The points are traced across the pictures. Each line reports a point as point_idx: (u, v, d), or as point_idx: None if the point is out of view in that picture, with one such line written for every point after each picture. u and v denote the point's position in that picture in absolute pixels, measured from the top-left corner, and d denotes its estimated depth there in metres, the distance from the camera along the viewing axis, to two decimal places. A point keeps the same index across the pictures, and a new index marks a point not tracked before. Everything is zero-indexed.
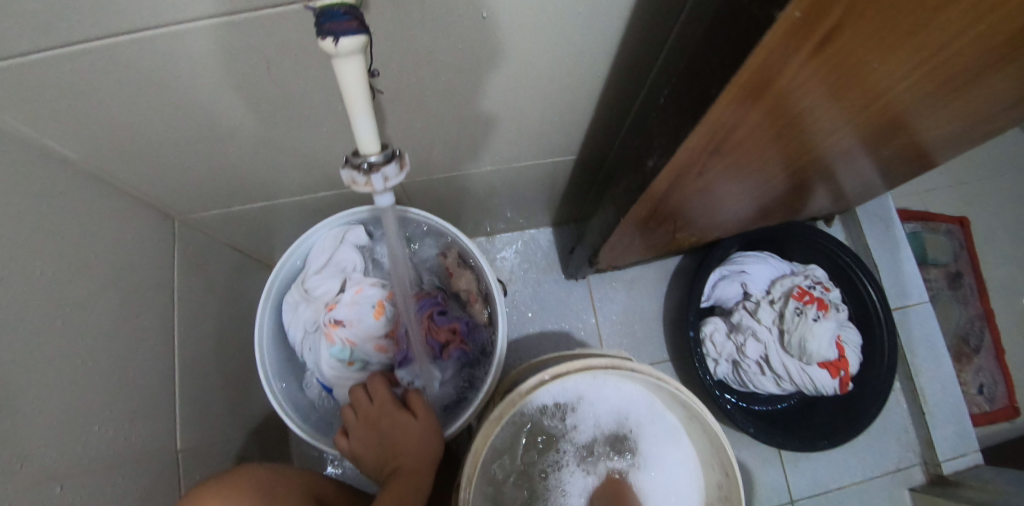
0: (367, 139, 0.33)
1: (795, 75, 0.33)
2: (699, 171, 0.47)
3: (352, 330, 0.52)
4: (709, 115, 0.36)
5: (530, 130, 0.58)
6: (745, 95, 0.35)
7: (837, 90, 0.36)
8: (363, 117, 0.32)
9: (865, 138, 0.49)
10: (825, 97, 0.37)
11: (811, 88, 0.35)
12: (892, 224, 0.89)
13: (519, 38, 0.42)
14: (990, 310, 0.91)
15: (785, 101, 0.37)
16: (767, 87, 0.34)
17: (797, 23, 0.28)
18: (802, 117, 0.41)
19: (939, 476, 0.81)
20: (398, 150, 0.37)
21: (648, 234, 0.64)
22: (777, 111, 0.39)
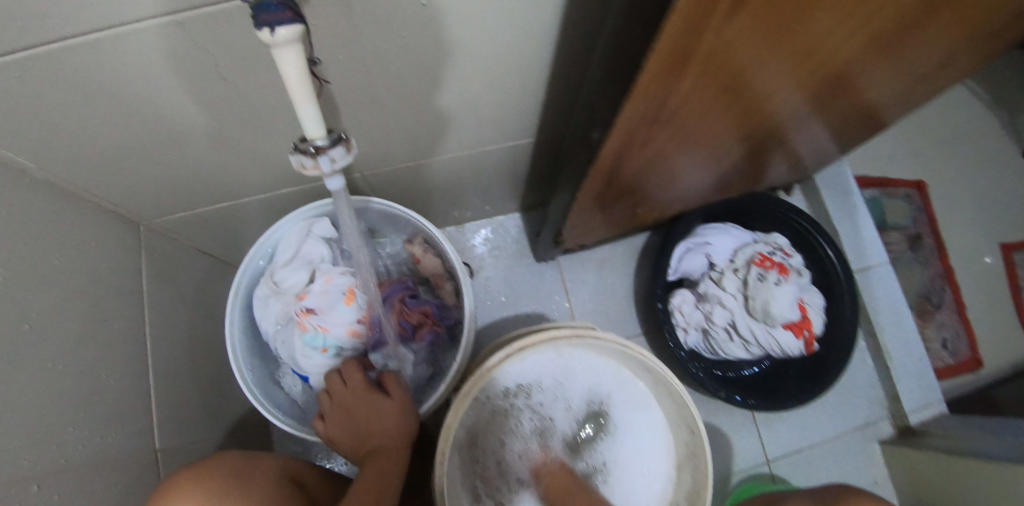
0: (312, 125, 0.34)
1: (719, 41, 0.33)
2: (644, 142, 0.48)
3: (323, 318, 0.54)
4: (640, 85, 0.36)
5: (475, 118, 0.59)
6: (673, 65, 0.35)
7: (765, 52, 0.37)
8: (307, 105, 0.33)
9: (812, 90, 0.49)
10: (755, 59, 0.38)
11: (738, 49, 0.35)
12: (851, 192, 0.96)
13: (451, 32, 0.44)
14: (950, 270, 1.09)
15: (716, 67, 0.38)
16: (695, 55, 0.35)
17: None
18: (738, 78, 0.41)
19: (907, 428, 0.88)
20: (345, 133, 0.38)
21: (607, 208, 0.66)
22: (712, 77, 0.39)
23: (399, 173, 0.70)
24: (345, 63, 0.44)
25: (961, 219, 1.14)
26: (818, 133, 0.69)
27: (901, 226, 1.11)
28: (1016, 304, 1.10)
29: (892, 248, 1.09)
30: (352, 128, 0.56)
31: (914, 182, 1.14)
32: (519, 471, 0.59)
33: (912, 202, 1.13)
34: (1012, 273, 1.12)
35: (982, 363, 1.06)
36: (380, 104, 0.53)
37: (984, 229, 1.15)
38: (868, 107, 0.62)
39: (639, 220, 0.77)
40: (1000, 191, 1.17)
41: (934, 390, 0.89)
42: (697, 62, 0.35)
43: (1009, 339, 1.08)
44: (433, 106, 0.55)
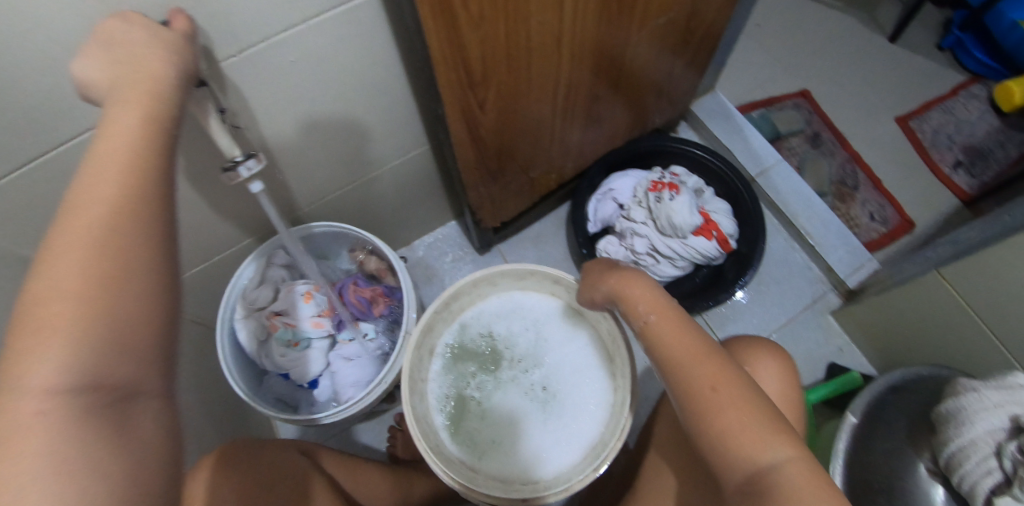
0: (227, 147, 0.48)
1: (470, 15, 0.48)
2: (482, 108, 0.61)
3: (289, 317, 0.69)
4: (434, 59, 0.50)
5: (375, 141, 0.75)
6: (451, 41, 0.49)
7: (515, 12, 0.51)
8: (221, 134, 0.48)
9: (597, 29, 0.64)
10: (515, 20, 0.52)
11: (494, 17, 0.50)
12: (729, 113, 1.11)
13: (325, 79, 0.59)
14: (855, 154, 1.21)
15: (486, 34, 0.51)
16: (460, 27, 0.48)
17: None
18: (519, 37, 0.55)
19: (849, 292, 0.95)
20: (256, 152, 0.51)
21: (501, 178, 0.79)
22: (493, 43, 0.53)
23: (332, 206, 0.84)
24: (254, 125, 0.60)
25: (848, 112, 1.28)
26: (651, 63, 0.84)
27: (797, 131, 1.24)
28: (926, 165, 1.20)
29: (795, 151, 1.22)
30: (282, 175, 0.71)
31: (798, 92, 1.28)
32: (485, 413, 0.68)
33: (801, 109, 1.26)
34: (912, 139, 1.23)
35: (914, 222, 1.14)
36: (299, 151, 0.68)
37: (874, 112, 1.27)
38: (671, 28, 0.77)
39: (543, 184, 0.91)
40: (876, 78, 1.31)
41: (863, 251, 0.96)
42: (466, 31, 0.49)
43: (932, 196, 1.17)
44: (337, 141, 0.70)
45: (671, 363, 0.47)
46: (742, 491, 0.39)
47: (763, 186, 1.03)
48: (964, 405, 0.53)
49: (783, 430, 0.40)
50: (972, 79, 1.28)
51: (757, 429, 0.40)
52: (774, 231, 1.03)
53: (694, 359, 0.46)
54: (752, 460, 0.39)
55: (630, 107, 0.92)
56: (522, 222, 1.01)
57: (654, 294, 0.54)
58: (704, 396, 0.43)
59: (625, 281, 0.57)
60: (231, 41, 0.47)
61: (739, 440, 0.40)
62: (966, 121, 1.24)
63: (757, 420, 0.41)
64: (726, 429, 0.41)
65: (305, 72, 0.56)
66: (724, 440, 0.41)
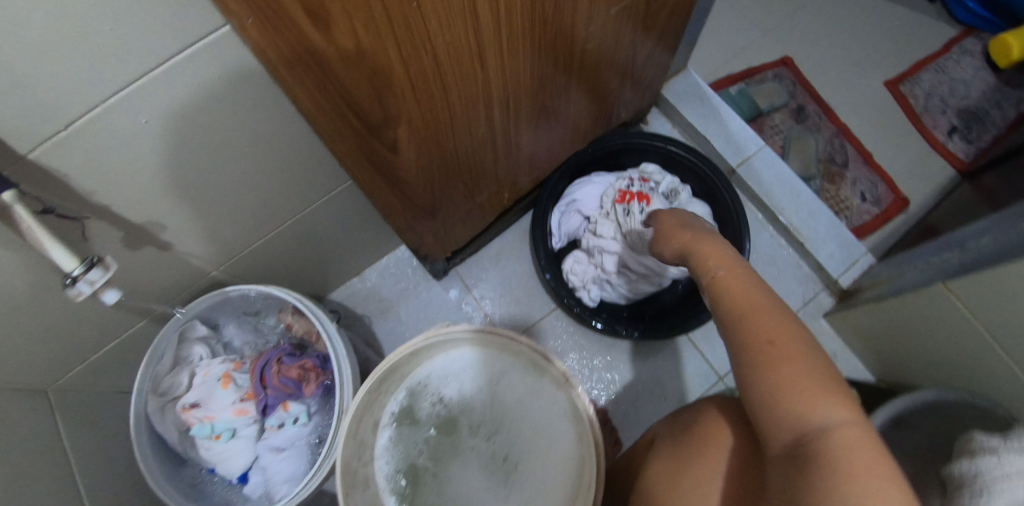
0: (64, 260, 0.39)
1: (343, 54, 0.36)
2: (395, 149, 0.50)
3: (206, 408, 0.59)
4: (305, 110, 0.39)
5: (284, 184, 0.63)
6: (324, 86, 0.38)
7: (408, 38, 0.39)
8: (53, 246, 0.38)
9: (530, 35, 0.52)
10: (410, 45, 0.40)
11: (378, 50, 0.38)
12: (704, 95, 0.99)
13: (195, 132, 0.47)
14: (843, 127, 1.10)
15: (372, 69, 0.39)
16: (330, 66, 0.36)
17: (266, 27, 0.31)
18: (423, 65, 0.43)
19: (843, 292, 0.86)
20: (102, 256, 0.43)
21: (441, 211, 0.68)
22: (390, 79, 0.42)
23: (252, 257, 0.73)
24: (116, 195, 0.49)
25: (834, 78, 1.16)
26: (606, 53, 0.71)
27: (779, 106, 1.12)
28: (919, 133, 1.10)
29: (778, 129, 1.11)
30: (175, 238, 0.60)
31: (779, 60, 1.16)
32: (438, 493, 0.60)
33: (783, 79, 1.14)
34: (904, 105, 1.12)
35: (908, 199, 1.05)
36: (192, 210, 0.57)
37: (861, 77, 1.16)
38: (624, 16, 0.65)
39: (496, 203, 0.80)
40: (862, 37, 1.19)
41: (856, 245, 0.87)
42: (341, 71, 0.37)
43: (927, 167, 1.08)
44: (235, 193, 0.59)
45: (729, 312, 0.40)
46: (788, 455, 0.32)
47: (745, 178, 0.93)
48: (980, 469, 0.46)
49: (846, 395, 0.33)
50: (966, 32, 1.16)
51: (813, 385, 0.33)
52: (758, 227, 0.93)
53: (751, 308, 0.39)
54: (813, 423, 0.32)
55: (587, 104, 0.80)
56: (480, 242, 0.91)
57: (724, 250, 0.46)
58: (760, 349, 0.36)
59: (695, 238, 0.50)
60: (35, 120, 0.36)
61: (784, 394, 0.34)
62: (960, 80, 1.13)
63: (815, 379, 0.34)
64: (773, 382, 0.34)
65: (165, 131, 0.45)
66: (771, 393, 0.34)
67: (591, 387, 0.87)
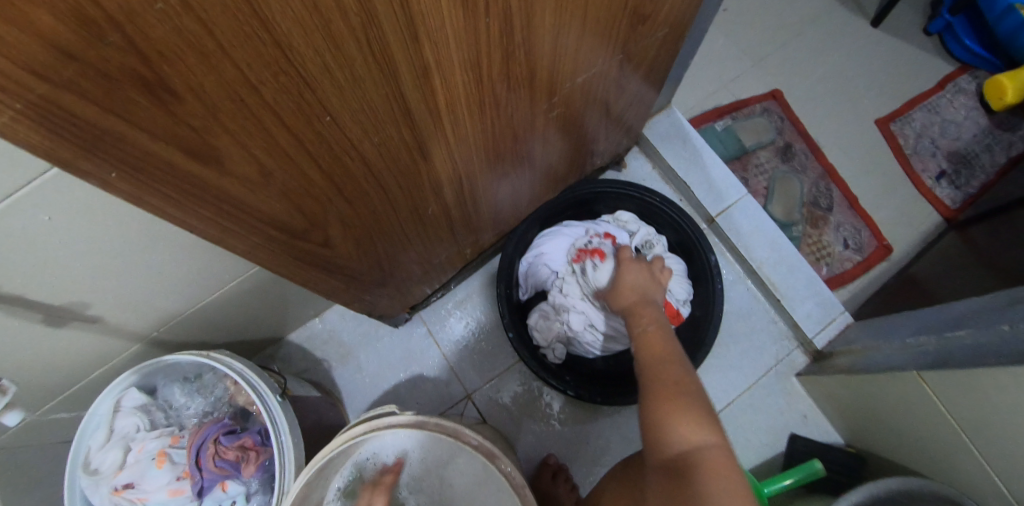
0: None
1: (245, 182, 0.33)
2: (329, 245, 0.47)
3: (139, 489, 0.57)
4: (208, 232, 0.36)
5: (227, 250, 0.59)
6: (229, 210, 0.35)
7: (329, 155, 0.36)
8: None
9: (482, 122, 0.49)
10: (332, 161, 0.37)
11: (291, 172, 0.35)
12: (687, 136, 0.94)
13: (107, 215, 0.43)
14: (830, 168, 1.06)
15: (288, 187, 0.36)
16: (232, 194, 0.33)
17: (139, 176, 0.27)
18: (352, 173, 0.40)
19: (817, 353, 0.84)
20: None
21: (394, 279, 0.65)
22: (313, 191, 0.38)
23: (197, 315, 0.69)
24: (30, 281, 0.45)
25: (824, 114, 1.12)
26: (576, 112, 0.68)
27: (765, 143, 1.08)
28: (906, 176, 1.07)
29: (763, 167, 1.07)
30: (107, 309, 0.56)
31: (767, 94, 1.12)
32: None
33: (771, 114, 1.10)
34: (893, 146, 1.09)
35: (891, 246, 1.02)
36: (123, 282, 0.54)
37: (851, 114, 1.12)
38: (597, 77, 0.61)
39: (459, 258, 0.76)
40: (854, 71, 1.15)
41: (834, 303, 0.85)
42: (248, 196, 0.34)
43: (913, 213, 1.05)
44: (171, 261, 0.56)
45: (646, 361, 0.55)
46: (670, 466, 0.46)
47: (723, 228, 0.89)
48: None
49: (711, 419, 0.47)
50: (961, 70, 1.13)
51: (688, 409, 0.48)
52: (735, 279, 0.90)
53: (657, 362, 0.54)
54: (685, 440, 0.46)
55: (558, 158, 0.76)
56: (445, 289, 0.87)
57: (654, 313, 0.62)
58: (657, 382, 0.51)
59: (640, 301, 0.64)
60: None
61: (666, 420, 0.47)
62: (952, 120, 1.10)
63: (689, 408, 0.48)
64: (658, 414, 0.48)
65: (73, 221, 0.41)
66: (661, 424, 0.48)
67: (555, 443, 0.85)
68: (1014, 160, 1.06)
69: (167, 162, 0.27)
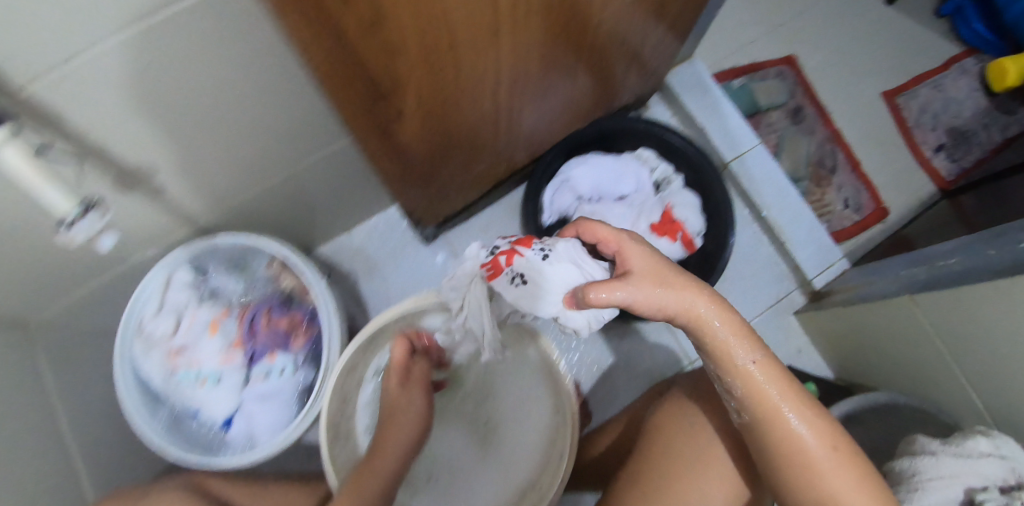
0: (58, 202, 0.38)
1: (370, 39, 0.36)
2: (401, 115, 0.50)
3: (194, 351, 0.63)
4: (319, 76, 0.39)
5: (283, 138, 0.62)
6: (345, 64, 0.38)
7: (434, 21, 0.39)
8: (48, 187, 0.38)
9: (548, 15, 0.51)
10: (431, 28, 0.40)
11: (403, 31, 0.38)
12: (707, 87, 0.99)
13: (200, 84, 0.46)
14: (836, 132, 1.12)
15: (392, 49, 0.39)
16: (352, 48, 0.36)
17: (306, 22, 0.30)
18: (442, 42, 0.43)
19: (815, 292, 0.91)
20: (97, 199, 0.43)
21: (438, 179, 0.69)
22: (408, 53, 0.41)
23: (243, 206, 0.72)
24: (116, 140, 0.48)
25: (835, 82, 1.17)
26: (618, 37, 0.70)
27: (778, 104, 1.13)
28: (907, 146, 1.14)
29: (774, 127, 1.13)
30: (169, 184, 0.59)
31: (782, 59, 1.16)
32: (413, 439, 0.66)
33: (785, 78, 1.15)
34: (898, 118, 1.15)
35: (888, 209, 1.09)
36: (190, 157, 0.57)
37: (860, 84, 1.17)
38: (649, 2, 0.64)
39: (491, 175, 0.80)
40: (867, 43, 1.20)
41: (832, 249, 0.91)
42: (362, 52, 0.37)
43: (909, 181, 1.12)
44: (234, 141, 0.58)
45: (763, 415, 0.51)
46: None
47: (736, 175, 0.95)
48: (918, 469, 0.52)
49: (860, 465, 0.48)
50: (967, 52, 1.19)
51: (846, 478, 0.47)
52: (743, 222, 0.96)
53: (796, 408, 0.50)
54: None
55: (591, 86, 0.80)
56: (471, 212, 0.91)
57: (745, 330, 0.52)
58: (817, 455, 0.49)
59: (725, 312, 0.52)
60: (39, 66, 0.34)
61: (830, 501, 0.48)
62: (955, 99, 1.16)
63: (847, 475, 0.48)
64: (826, 491, 0.48)
65: (170, 83, 0.43)
66: (824, 500, 0.48)
67: None
68: (1009, 140, 1.13)
69: (332, 16, 0.30)
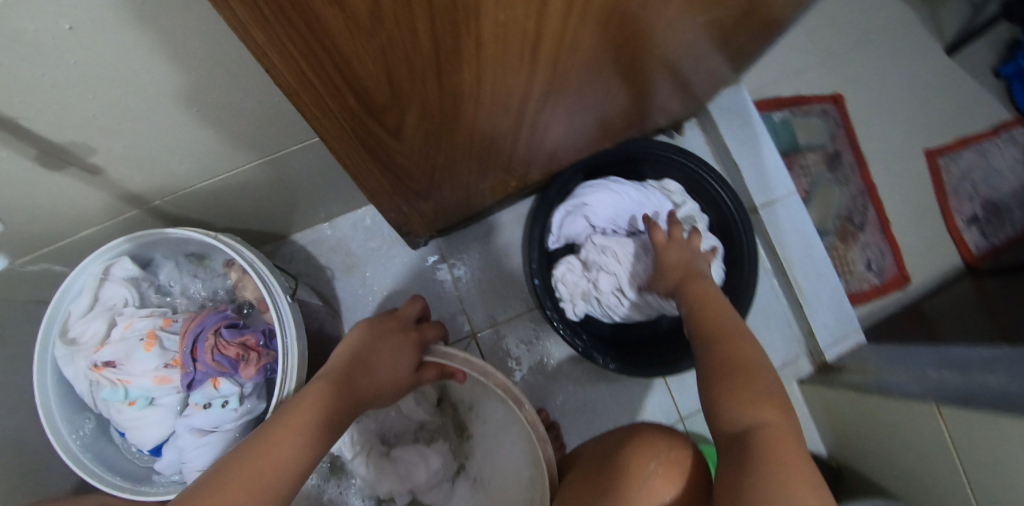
0: None
1: (356, 37, 0.26)
2: (399, 134, 0.40)
3: (122, 369, 0.51)
4: (287, 88, 0.29)
5: (259, 120, 0.51)
6: (321, 70, 0.28)
7: (451, 23, 0.29)
8: None
9: (595, 34, 0.41)
10: (448, 29, 0.29)
11: (406, 33, 0.28)
12: (749, 119, 0.89)
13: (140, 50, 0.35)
14: (871, 185, 1.04)
15: (389, 49, 0.28)
16: (331, 40, 0.25)
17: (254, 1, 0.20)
18: (459, 52, 0.33)
19: (824, 363, 0.84)
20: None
21: (435, 195, 0.59)
22: (412, 63, 0.31)
23: (208, 189, 0.62)
24: (30, 107, 0.37)
25: (878, 130, 1.09)
26: (674, 59, 0.59)
27: (816, 146, 1.05)
28: (940, 212, 1.06)
29: (807, 170, 1.04)
30: (109, 164, 0.48)
31: (829, 96, 1.07)
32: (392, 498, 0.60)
33: (828, 118, 1.06)
34: (936, 180, 1.07)
35: (909, 277, 1.02)
36: (134, 136, 0.46)
37: (905, 137, 1.09)
38: (721, 24, 0.53)
39: (498, 191, 0.70)
40: (920, 92, 1.11)
41: (851, 319, 0.84)
42: (346, 50, 0.26)
43: (935, 250, 1.05)
44: (194, 120, 0.47)
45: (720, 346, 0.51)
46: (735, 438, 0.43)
47: (764, 221, 0.86)
48: None
49: (781, 406, 0.45)
50: (1018, 121, 1.11)
51: (760, 394, 0.45)
52: (762, 274, 0.88)
53: (726, 340, 0.51)
54: (757, 418, 0.44)
55: (627, 106, 0.69)
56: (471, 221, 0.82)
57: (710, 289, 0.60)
58: (729, 366, 0.48)
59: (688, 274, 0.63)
60: None
61: (740, 403, 0.45)
62: (997, 168, 1.09)
63: (762, 391, 0.46)
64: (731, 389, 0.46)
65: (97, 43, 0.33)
66: (730, 397, 0.46)
67: (548, 396, 0.83)
68: None
69: None
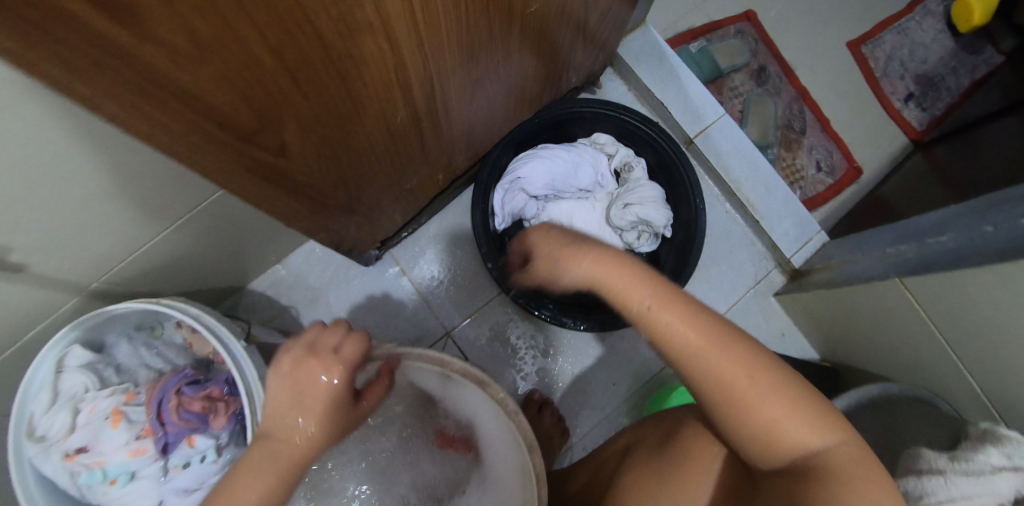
0: None
1: (197, 78, 0.26)
2: (285, 154, 0.40)
3: (95, 452, 0.51)
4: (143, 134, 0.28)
5: (164, 180, 0.50)
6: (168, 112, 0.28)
7: (296, 51, 0.29)
8: None
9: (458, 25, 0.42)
10: (295, 46, 0.29)
11: (251, 67, 0.28)
12: (664, 55, 0.90)
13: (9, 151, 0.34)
14: (802, 90, 1.05)
15: (240, 72, 0.28)
16: (172, 84, 0.26)
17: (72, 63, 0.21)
18: (317, 73, 0.33)
19: (794, 271, 0.85)
20: None
21: (360, 206, 0.59)
22: (268, 89, 0.31)
23: (142, 260, 0.61)
24: None
25: (796, 34, 1.09)
26: (562, 14, 0.59)
27: (739, 66, 1.05)
28: (876, 99, 1.07)
29: (737, 91, 1.04)
30: (27, 259, 0.47)
31: (741, 14, 1.07)
32: None
33: (745, 36, 1.06)
34: (865, 68, 1.08)
35: (861, 168, 1.04)
36: (46, 226, 0.45)
37: (824, 34, 1.09)
38: None
39: (430, 186, 0.70)
40: None
41: (810, 222, 0.85)
42: (182, 83, 0.26)
43: (881, 136, 1.06)
44: (97, 197, 0.46)
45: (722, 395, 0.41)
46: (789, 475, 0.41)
47: (702, 150, 0.87)
48: (924, 491, 0.46)
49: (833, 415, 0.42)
50: None
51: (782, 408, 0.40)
52: (714, 202, 0.89)
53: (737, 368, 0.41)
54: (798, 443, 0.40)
55: (536, 73, 0.69)
56: (416, 223, 0.82)
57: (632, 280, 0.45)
58: (737, 386, 0.40)
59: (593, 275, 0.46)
60: None
61: (773, 433, 0.40)
62: (921, 43, 1.09)
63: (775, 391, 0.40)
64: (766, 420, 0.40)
65: None
66: (764, 429, 0.40)
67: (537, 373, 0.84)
68: (975, 84, 1.07)
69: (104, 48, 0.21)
